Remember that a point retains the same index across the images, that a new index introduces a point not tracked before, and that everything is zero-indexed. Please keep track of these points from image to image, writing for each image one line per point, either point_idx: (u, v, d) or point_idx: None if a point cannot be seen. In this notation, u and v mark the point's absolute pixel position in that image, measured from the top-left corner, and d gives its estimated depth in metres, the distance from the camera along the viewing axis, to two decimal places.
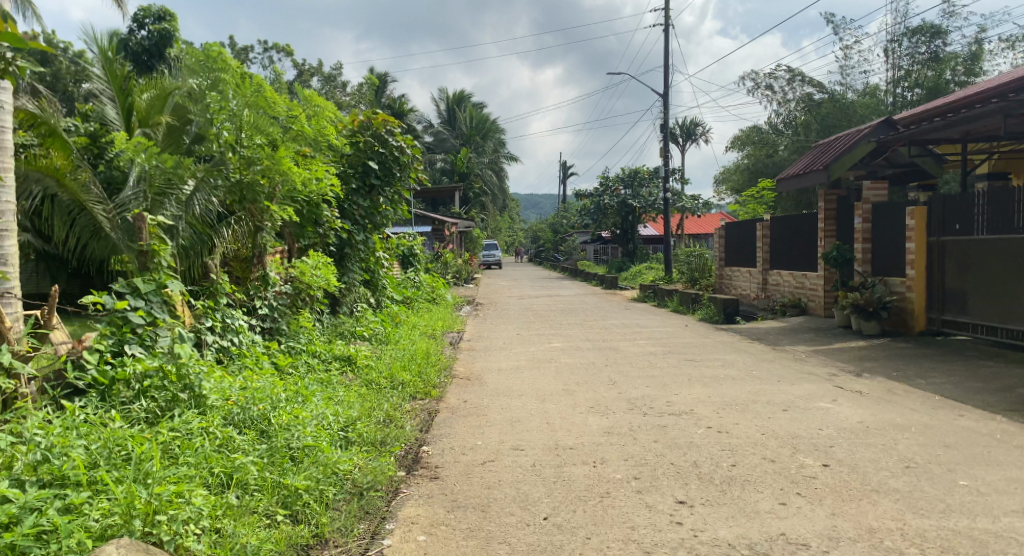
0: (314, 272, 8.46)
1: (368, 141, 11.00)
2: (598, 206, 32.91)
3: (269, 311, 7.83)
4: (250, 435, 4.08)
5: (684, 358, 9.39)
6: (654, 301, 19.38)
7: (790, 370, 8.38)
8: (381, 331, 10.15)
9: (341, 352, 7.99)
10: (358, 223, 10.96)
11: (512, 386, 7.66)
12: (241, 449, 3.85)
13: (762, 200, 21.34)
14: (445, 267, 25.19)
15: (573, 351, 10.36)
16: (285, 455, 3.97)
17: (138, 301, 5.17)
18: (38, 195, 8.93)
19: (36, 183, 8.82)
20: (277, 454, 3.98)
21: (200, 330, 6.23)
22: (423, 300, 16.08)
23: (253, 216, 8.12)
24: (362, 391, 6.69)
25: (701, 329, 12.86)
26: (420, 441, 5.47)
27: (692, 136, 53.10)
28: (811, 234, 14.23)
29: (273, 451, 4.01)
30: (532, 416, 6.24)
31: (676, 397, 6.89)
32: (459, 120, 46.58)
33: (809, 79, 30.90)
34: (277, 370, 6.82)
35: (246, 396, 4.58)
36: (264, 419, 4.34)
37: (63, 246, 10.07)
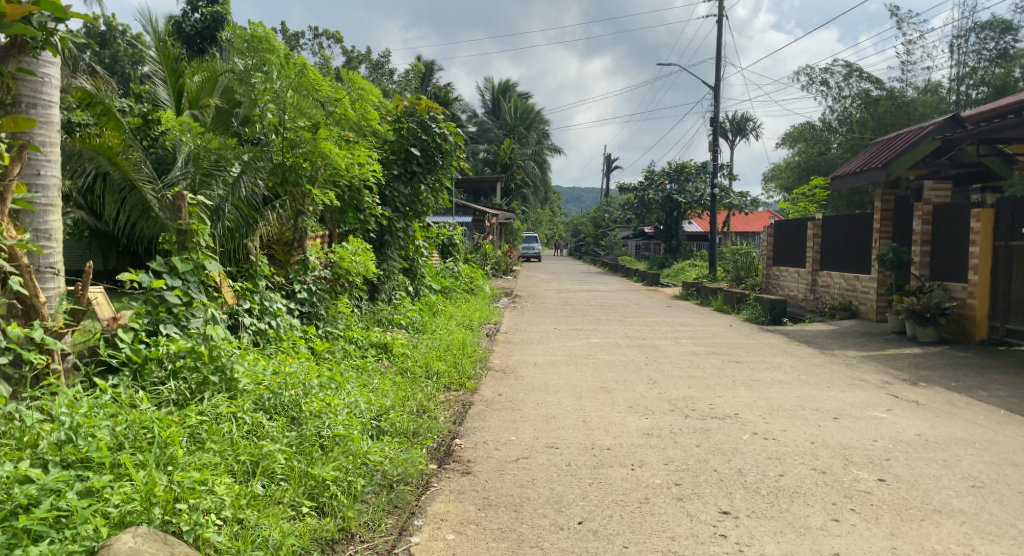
0: (353, 257, 8.39)
1: (411, 127, 10.92)
2: (642, 200, 32.44)
3: (308, 296, 7.75)
4: (280, 421, 3.97)
5: (728, 359, 9.09)
6: (697, 299, 18.97)
7: (841, 375, 8.03)
8: (418, 319, 10.07)
9: (378, 339, 7.90)
10: (399, 209, 10.87)
11: (549, 381, 7.48)
12: (269, 436, 3.75)
13: (813, 198, 20.73)
14: (485, 257, 25.10)
15: (613, 347, 10.12)
16: (314, 443, 3.85)
17: (175, 281, 5.13)
18: (91, 173, 8.96)
19: (89, 161, 8.86)
20: (307, 442, 3.87)
21: (238, 313, 6.17)
22: (461, 290, 15.98)
23: (295, 199, 8.05)
24: (398, 380, 6.57)
25: (746, 329, 12.50)
26: (453, 434, 5.32)
27: (743, 131, 52.01)
28: (864, 234, 13.72)
29: (302, 439, 3.89)
30: (569, 413, 6.06)
31: (719, 399, 6.63)
32: (505, 110, 46.47)
33: (867, 75, 29.91)
34: (313, 355, 6.74)
35: (278, 380, 4.48)
36: (296, 405, 4.24)
37: (114, 224, 10.12)
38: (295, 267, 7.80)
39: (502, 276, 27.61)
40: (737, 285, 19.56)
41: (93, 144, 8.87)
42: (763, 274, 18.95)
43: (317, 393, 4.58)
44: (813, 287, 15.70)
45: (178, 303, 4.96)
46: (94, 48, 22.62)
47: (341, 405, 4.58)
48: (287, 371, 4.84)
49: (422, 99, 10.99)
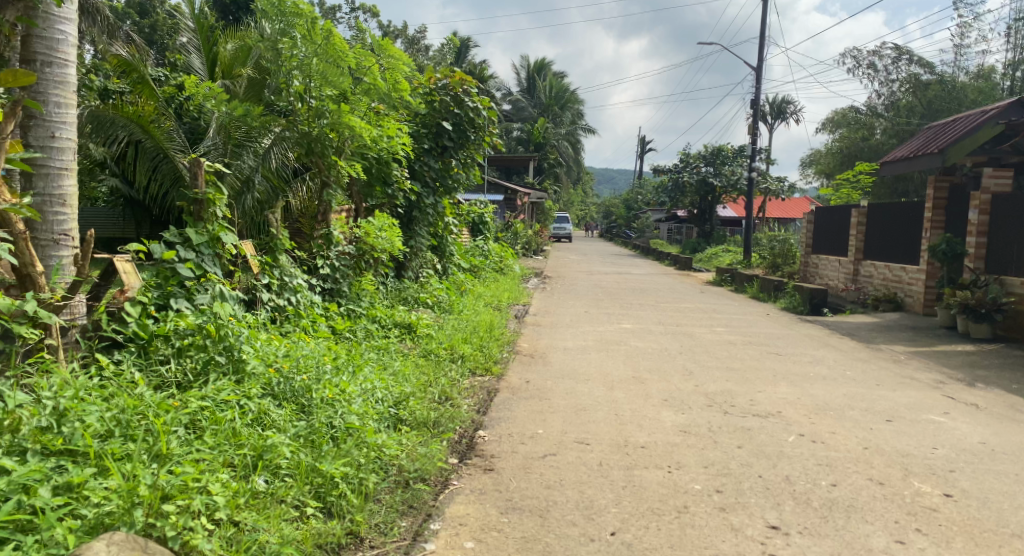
0: (378, 233, 8.09)
1: (443, 100, 10.50)
2: (676, 183, 31.73)
3: (330, 272, 7.44)
4: (289, 409, 3.66)
5: (767, 351, 8.65)
6: (731, 285, 18.42)
7: (889, 373, 7.56)
8: (445, 299, 9.77)
9: (402, 319, 7.60)
10: (427, 184, 10.53)
11: (579, 368, 7.13)
12: (276, 425, 3.44)
13: (857, 184, 19.97)
14: (515, 237, 24.71)
15: (645, 334, 9.72)
16: (325, 435, 3.54)
17: (188, 253, 4.83)
18: (124, 141, 8.57)
19: (121, 130, 8.46)
20: (317, 433, 3.55)
21: (256, 288, 5.88)
22: (490, 269, 15.64)
23: (320, 171, 7.71)
24: (420, 364, 6.26)
25: (784, 319, 11.99)
26: (477, 424, 4.99)
27: (783, 115, 50.75)
28: (913, 224, 13.09)
29: (312, 429, 3.58)
30: (600, 405, 5.70)
31: (761, 395, 6.22)
32: (539, 88, 45.84)
33: (917, 58, 28.76)
34: (333, 334, 6.45)
35: (290, 363, 4.17)
36: (308, 391, 3.93)
37: (145, 192, 9.79)
38: (317, 243, 7.49)
39: (531, 256, 27.22)
40: (773, 272, 18.96)
41: (124, 113, 8.46)
42: (801, 261, 18.32)
43: (332, 378, 4.27)
44: (855, 277, 15.11)
45: (191, 276, 4.65)
46: (133, 17, 22.56)
47: (356, 391, 4.26)
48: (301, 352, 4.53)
49: (455, 71, 10.53)
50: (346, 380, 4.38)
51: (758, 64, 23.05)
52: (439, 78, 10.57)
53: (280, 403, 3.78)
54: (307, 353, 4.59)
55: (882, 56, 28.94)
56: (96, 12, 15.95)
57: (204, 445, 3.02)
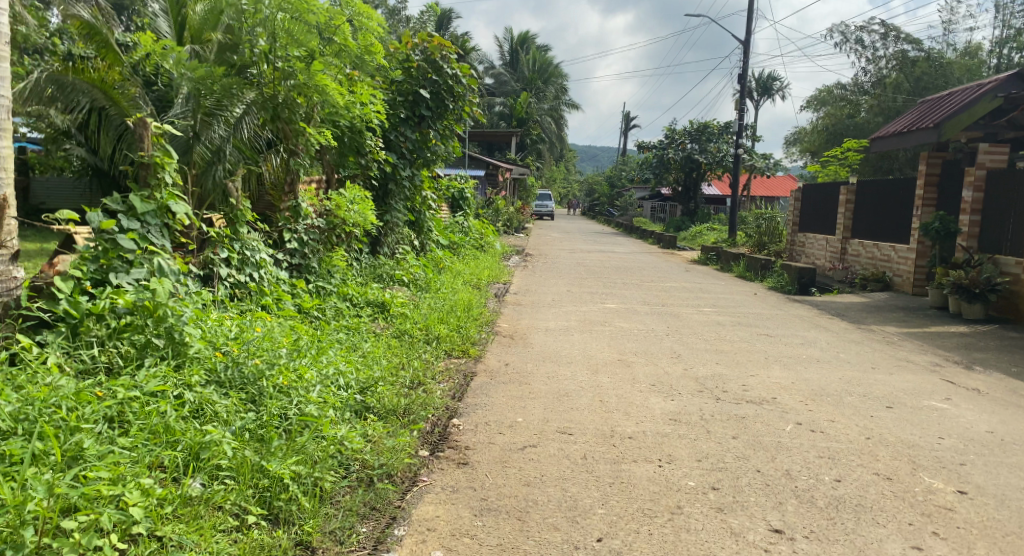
0: (351, 206, 7.62)
1: (420, 67, 10.00)
2: (661, 160, 31.38)
3: (299, 246, 6.98)
4: (236, 399, 3.25)
5: (756, 332, 8.35)
6: (717, 265, 18.13)
7: (883, 355, 7.28)
8: (422, 276, 9.38)
9: (375, 298, 7.20)
10: (405, 155, 10.06)
11: (562, 350, 6.77)
12: (218, 418, 3.05)
13: (845, 161, 19.67)
14: (497, 214, 24.29)
15: (631, 313, 9.38)
16: (276, 429, 3.13)
17: (132, 223, 4.35)
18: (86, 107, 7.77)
19: (84, 95, 7.67)
20: (266, 426, 3.15)
21: (213, 262, 5.43)
22: (471, 246, 15.21)
23: (287, 138, 7.21)
24: (393, 346, 5.84)
25: (771, 299, 11.72)
26: (451, 413, 4.60)
27: (768, 92, 50.45)
28: (903, 201, 12.84)
29: (261, 422, 3.18)
30: (584, 390, 5.34)
31: (754, 379, 5.90)
32: (522, 63, 45.20)
33: (904, 35, 28.49)
34: (300, 314, 6.03)
35: (242, 345, 3.75)
36: (259, 377, 3.51)
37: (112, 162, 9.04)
38: (285, 218, 6.99)
39: (514, 233, 26.82)
40: (759, 250, 18.69)
41: (89, 78, 7.70)
42: (788, 240, 18.06)
43: (290, 363, 3.87)
44: (842, 256, 14.87)
45: (134, 249, 4.18)
46: None
47: (316, 376, 3.86)
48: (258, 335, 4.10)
49: (434, 37, 10.01)
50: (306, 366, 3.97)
51: (745, 39, 22.66)
52: (416, 44, 10.07)
53: (227, 391, 3.36)
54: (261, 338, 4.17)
55: (869, 32, 28.64)
56: None
57: (127, 446, 2.63)
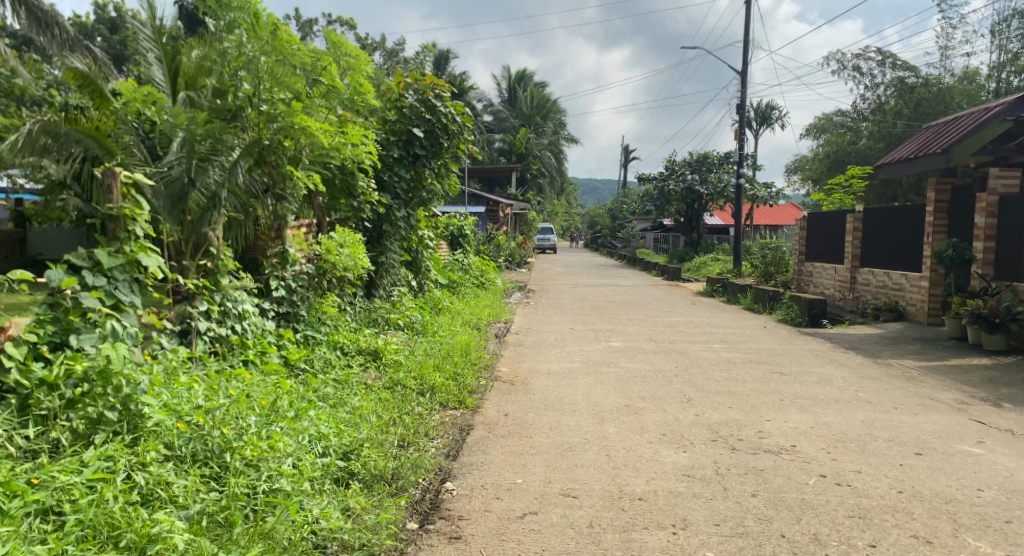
0: (341, 250, 7.34)
1: (413, 106, 9.80)
2: (662, 191, 31.24)
3: (286, 294, 6.68)
4: (196, 478, 2.93)
5: (768, 370, 7.97)
6: (723, 297, 17.77)
7: (905, 392, 6.90)
8: (418, 319, 9.08)
9: (367, 345, 6.89)
10: (399, 195, 9.80)
11: (565, 396, 6.41)
12: (170, 503, 2.73)
13: (848, 189, 19.44)
14: (499, 250, 24.05)
15: (637, 353, 9.01)
16: (240, 513, 2.80)
17: (98, 279, 4.05)
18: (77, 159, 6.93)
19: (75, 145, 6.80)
20: (229, 509, 2.82)
21: (191, 316, 5.13)
22: (471, 285, 14.86)
23: (274, 181, 6.91)
24: (384, 400, 5.51)
25: (781, 332, 11.36)
26: (443, 475, 4.24)
27: (768, 121, 50.58)
28: (912, 229, 12.55)
29: (224, 504, 2.85)
30: (589, 443, 4.98)
31: (771, 425, 5.52)
32: (521, 100, 45.47)
33: (902, 62, 28.54)
34: (286, 368, 5.71)
35: (210, 412, 3.42)
36: (226, 449, 3.19)
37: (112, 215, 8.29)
38: (273, 265, 6.70)
39: (517, 269, 26.54)
40: (765, 281, 18.35)
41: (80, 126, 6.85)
42: (794, 270, 17.74)
43: (263, 430, 3.54)
44: (852, 286, 14.52)
45: (99, 308, 3.87)
46: (104, 32, 21.95)
47: (292, 443, 3.54)
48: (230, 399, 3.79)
49: (427, 75, 9.82)
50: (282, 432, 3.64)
51: (743, 70, 22.62)
52: (409, 83, 9.87)
53: (188, 468, 3.03)
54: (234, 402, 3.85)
55: (866, 60, 28.68)
56: (56, 25, 15.25)
57: (59, 550, 2.30)
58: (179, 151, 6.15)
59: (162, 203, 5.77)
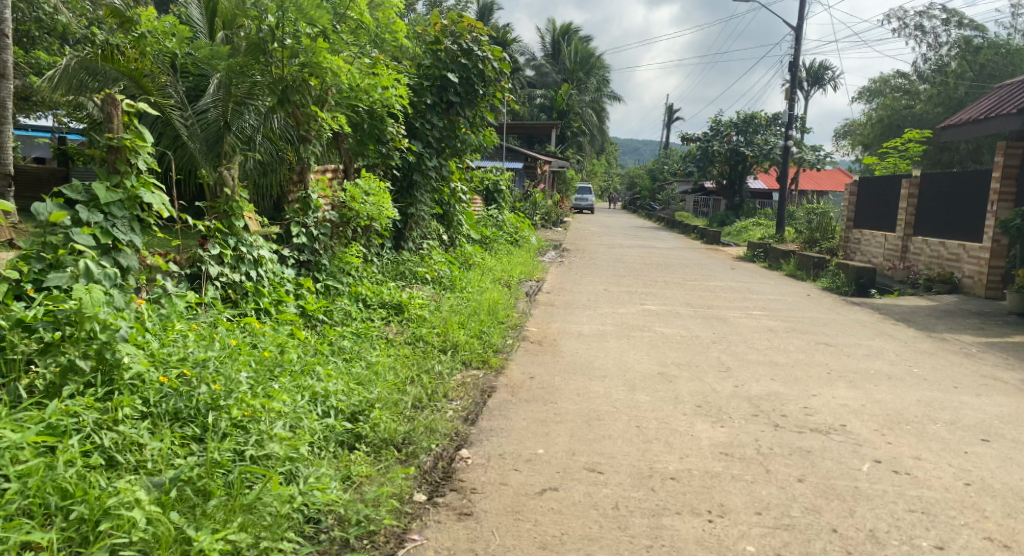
0: (366, 198, 6.92)
1: (449, 49, 9.31)
2: (704, 152, 30.29)
3: (307, 241, 6.31)
4: (171, 442, 2.68)
5: (813, 341, 7.48)
6: (765, 262, 17.12)
7: (965, 370, 6.38)
8: (447, 273, 8.76)
9: (391, 298, 6.57)
10: (431, 144, 9.37)
11: (595, 360, 6.04)
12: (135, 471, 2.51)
13: (905, 153, 18.46)
14: (535, 207, 23.63)
15: (672, 317, 8.58)
16: (216, 486, 2.54)
17: (94, 216, 3.70)
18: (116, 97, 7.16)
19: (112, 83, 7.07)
20: (205, 480, 2.55)
21: (202, 260, 4.82)
22: (504, 242, 14.46)
23: (299, 124, 6.53)
24: (404, 357, 5.17)
25: (828, 301, 10.80)
26: (460, 441, 3.90)
27: (821, 82, 48.78)
28: (974, 195, 11.81)
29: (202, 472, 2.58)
30: (619, 412, 4.61)
31: (818, 403, 5.08)
32: (563, 54, 44.42)
33: (968, 21, 26.99)
34: (302, 318, 5.40)
35: (199, 364, 3.15)
36: (212, 406, 2.91)
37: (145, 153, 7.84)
38: (293, 210, 6.34)
39: (552, 227, 26.09)
40: (810, 247, 17.63)
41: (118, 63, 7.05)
42: (842, 237, 16.99)
43: (258, 386, 3.25)
44: (903, 255, 13.81)
45: (90, 247, 3.55)
46: None
47: (290, 402, 3.23)
48: (226, 351, 3.49)
49: (464, 17, 9.30)
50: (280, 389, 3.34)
51: (798, 25, 21.53)
52: (445, 25, 9.35)
53: (167, 429, 2.77)
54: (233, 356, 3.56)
55: (930, 17, 27.17)
56: None
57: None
58: (217, 96, 6.84)
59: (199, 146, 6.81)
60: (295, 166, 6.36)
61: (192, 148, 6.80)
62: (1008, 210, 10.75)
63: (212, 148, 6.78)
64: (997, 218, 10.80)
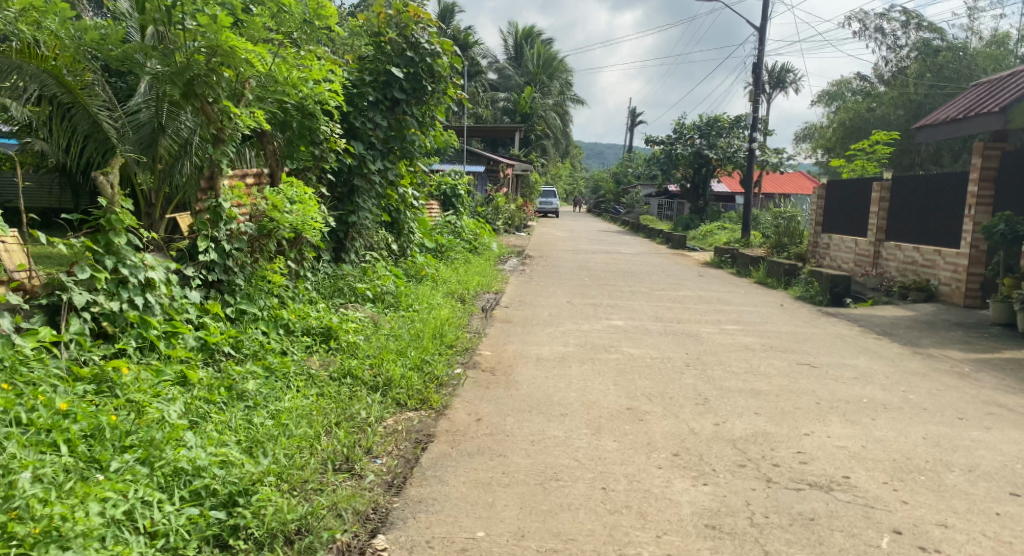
0: (289, 206, 6.05)
1: (394, 42, 8.47)
2: (669, 155, 29.67)
3: (218, 258, 5.44)
4: None
5: (794, 361, 6.79)
6: (733, 269, 16.54)
7: (965, 395, 5.74)
8: (393, 288, 7.93)
9: (318, 324, 5.72)
10: (375, 145, 8.48)
11: (554, 393, 5.26)
12: None
13: (872, 155, 18.08)
14: (496, 212, 22.82)
15: (640, 335, 7.83)
16: None
17: None
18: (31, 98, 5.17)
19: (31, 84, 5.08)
20: None
21: (65, 287, 3.91)
22: (462, 250, 13.57)
23: (210, 121, 5.67)
24: (325, 402, 4.33)
25: (802, 312, 10.21)
26: (375, 524, 3.08)
27: (782, 84, 49.09)
28: (949, 199, 11.35)
29: None
30: (581, 468, 3.81)
31: (813, 445, 4.34)
32: (526, 56, 43.80)
33: (927, 23, 27.00)
34: (201, 352, 4.55)
35: None
36: None
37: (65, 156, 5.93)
38: (201, 221, 5.42)
39: (514, 232, 25.30)
40: (778, 252, 17.11)
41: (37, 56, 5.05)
42: (811, 241, 16.53)
43: (73, 483, 2.47)
44: (874, 261, 13.34)
45: None
46: None
47: (115, 500, 2.45)
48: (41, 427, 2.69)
49: (410, 6, 8.44)
50: (109, 481, 2.56)
51: (761, 26, 21.15)
52: (389, 15, 8.47)
53: None
54: (51, 438, 2.73)
55: (889, 19, 27.14)
56: None
57: None
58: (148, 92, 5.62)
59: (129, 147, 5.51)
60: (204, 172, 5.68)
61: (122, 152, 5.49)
62: (987, 215, 10.27)
63: (145, 152, 5.55)
64: (976, 223, 10.31)
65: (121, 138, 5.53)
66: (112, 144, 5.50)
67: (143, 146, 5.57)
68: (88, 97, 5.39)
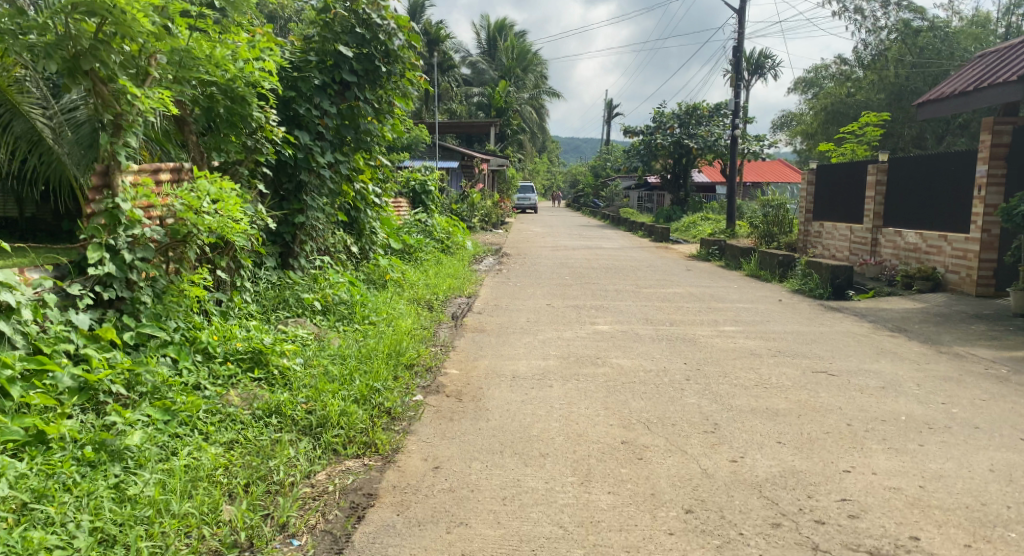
0: (208, 206, 5.04)
1: (341, 19, 7.47)
2: (648, 146, 28.87)
3: (117, 271, 4.42)
4: None
5: (808, 369, 5.90)
6: (721, 262, 15.69)
7: (1016, 406, 4.87)
8: (348, 296, 6.96)
9: (247, 347, 4.74)
10: (323, 135, 7.52)
11: (532, 425, 4.30)
12: None
13: (861, 138, 17.28)
14: (472, 209, 21.86)
15: (630, 342, 6.90)
16: None
17: None
18: None
19: None
20: None
21: None
22: (432, 250, 12.60)
23: (105, 103, 4.61)
24: (235, 458, 3.38)
25: (803, 308, 9.35)
26: None
27: (761, 70, 48.60)
28: (955, 180, 10.54)
29: None
30: (567, 539, 2.87)
31: (861, 489, 3.42)
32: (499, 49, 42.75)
33: (908, 3, 26.30)
34: (78, 396, 3.52)
35: None
36: None
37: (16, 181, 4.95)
38: (95, 225, 4.41)
39: (492, 229, 24.34)
40: (767, 243, 16.29)
41: None
42: (801, 230, 15.72)
43: None
44: (873, 249, 12.52)
45: None
46: None
47: None
48: None
49: None
50: None
51: (740, 7, 20.28)
52: None
53: None
54: None
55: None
56: None
57: None
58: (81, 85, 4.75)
59: (69, 151, 4.54)
60: (96, 166, 4.58)
61: (60, 154, 4.51)
62: (999, 196, 9.48)
63: (85, 153, 4.57)
64: (987, 205, 9.52)
65: (62, 143, 4.57)
66: (48, 148, 4.53)
67: (82, 147, 4.60)
68: (17, 94, 4.49)
